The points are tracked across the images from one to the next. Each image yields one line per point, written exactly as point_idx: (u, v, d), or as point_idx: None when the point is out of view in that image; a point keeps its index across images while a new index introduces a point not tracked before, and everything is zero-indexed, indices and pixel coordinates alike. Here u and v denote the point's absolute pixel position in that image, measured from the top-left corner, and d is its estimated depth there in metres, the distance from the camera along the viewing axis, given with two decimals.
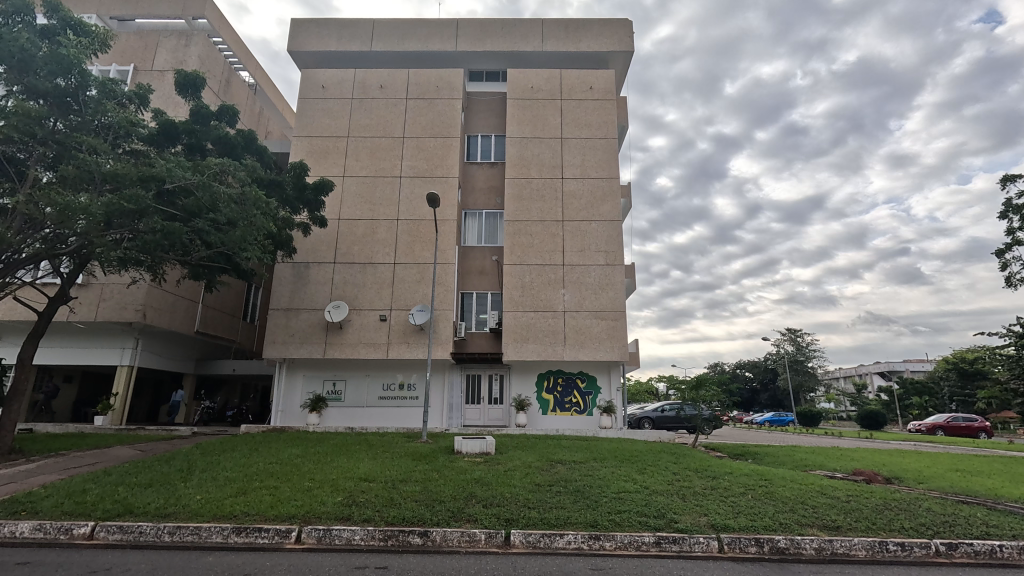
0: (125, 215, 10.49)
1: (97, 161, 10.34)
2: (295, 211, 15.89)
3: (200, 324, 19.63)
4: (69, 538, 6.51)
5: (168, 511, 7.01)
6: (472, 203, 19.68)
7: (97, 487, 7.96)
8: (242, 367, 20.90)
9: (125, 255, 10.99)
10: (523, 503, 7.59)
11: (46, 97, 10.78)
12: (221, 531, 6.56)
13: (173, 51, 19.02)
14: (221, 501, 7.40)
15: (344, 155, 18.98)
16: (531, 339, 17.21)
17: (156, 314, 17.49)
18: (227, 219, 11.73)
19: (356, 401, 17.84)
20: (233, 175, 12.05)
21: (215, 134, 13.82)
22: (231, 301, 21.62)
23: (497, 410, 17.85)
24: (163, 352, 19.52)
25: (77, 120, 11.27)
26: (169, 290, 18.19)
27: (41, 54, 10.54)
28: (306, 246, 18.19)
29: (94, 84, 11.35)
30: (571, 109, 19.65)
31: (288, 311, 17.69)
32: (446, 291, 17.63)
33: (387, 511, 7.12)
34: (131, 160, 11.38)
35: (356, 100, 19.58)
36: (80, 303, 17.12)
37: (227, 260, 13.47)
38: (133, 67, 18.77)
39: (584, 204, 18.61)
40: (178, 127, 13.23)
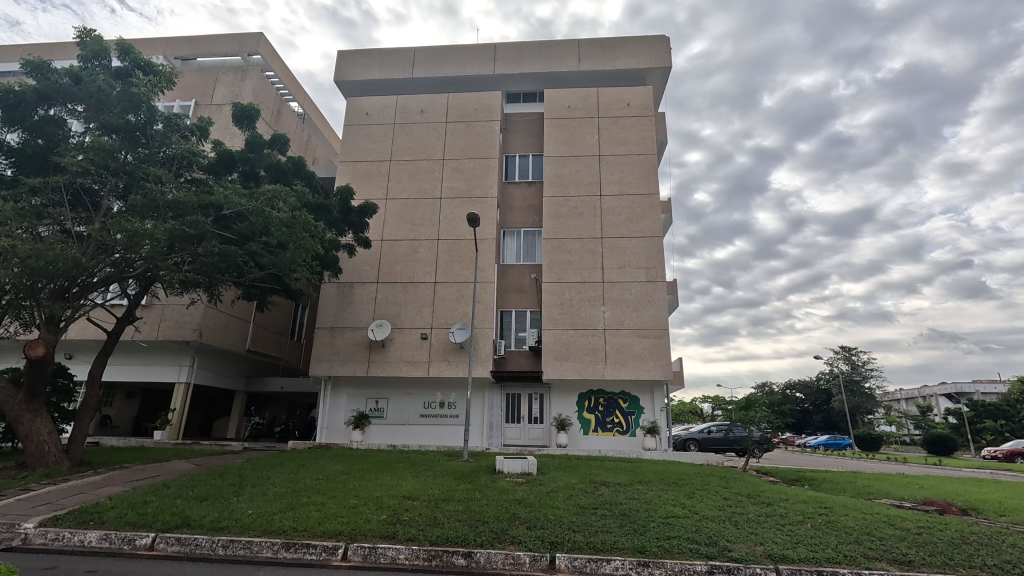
0: (186, 240, 11.13)
1: (162, 191, 11.03)
2: (339, 233, 16.40)
3: (251, 342, 20.46)
4: (132, 548, 6.81)
5: (222, 525, 7.24)
6: (510, 222, 19.86)
7: (156, 500, 8.30)
8: (289, 384, 21.47)
9: (186, 277, 11.62)
10: (568, 526, 7.42)
11: (119, 132, 11.67)
12: (271, 546, 6.71)
13: (230, 86, 20.30)
14: (271, 515, 7.58)
15: (386, 178, 19.58)
16: (570, 358, 17.09)
17: (211, 333, 18.33)
18: (278, 242, 12.30)
19: (398, 419, 18.06)
20: (284, 200, 12.61)
21: (268, 161, 14.49)
22: (278, 320, 22.52)
23: (537, 429, 17.64)
24: (218, 370, 20.39)
25: (144, 152, 12.08)
26: (224, 311, 19.07)
27: (115, 93, 11.48)
28: (350, 267, 18.80)
29: (160, 119, 12.15)
30: (608, 126, 19.64)
31: (333, 329, 18.24)
32: (486, 309, 17.77)
33: (431, 530, 7.12)
34: (191, 188, 12.06)
35: (398, 125, 20.27)
36: (144, 322, 18.17)
37: (278, 281, 14.00)
38: (194, 102, 20.15)
39: (623, 220, 18.42)
40: (234, 157, 13.99)
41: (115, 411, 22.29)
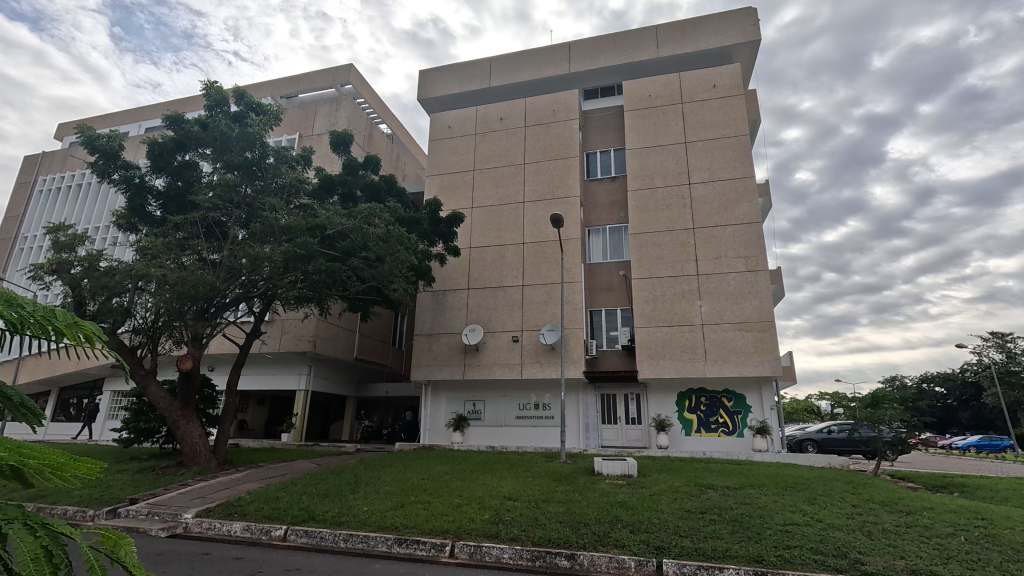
0: (298, 259, 12.28)
1: (276, 218, 12.28)
2: (430, 243, 17.17)
3: (358, 350, 22.10)
4: (269, 539, 7.63)
5: (341, 520, 7.87)
6: (594, 219, 19.59)
7: (286, 495, 9.22)
8: (394, 388, 22.82)
9: (300, 294, 12.79)
10: (673, 530, 7.13)
11: (240, 169, 13.24)
12: (385, 540, 7.15)
13: (327, 116, 22.11)
14: (384, 512, 8.10)
15: (471, 187, 20.19)
16: (666, 356, 16.48)
17: (324, 343, 20.04)
18: (376, 256, 13.15)
19: (495, 420, 18.50)
20: (379, 217, 13.47)
21: (364, 182, 15.56)
22: (380, 329, 24.09)
23: (635, 430, 17.17)
24: (331, 377, 22.21)
25: (260, 184, 13.55)
26: (333, 322, 20.76)
27: (235, 134, 13.01)
28: (442, 275, 19.61)
29: (272, 153, 13.56)
30: (693, 111, 18.69)
31: (430, 336, 19.13)
32: (575, 309, 17.66)
33: (533, 530, 7.19)
34: (300, 213, 13.30)
35: (479, 135, 20.83)
36: (269, 336, 20.32)
37: (378, 292, 14.94)
38: (299, 135, 22.19)
39: (716, 208, 17.41)
40: (334, 180, 15.20)
41: (250, 415, 25.13)
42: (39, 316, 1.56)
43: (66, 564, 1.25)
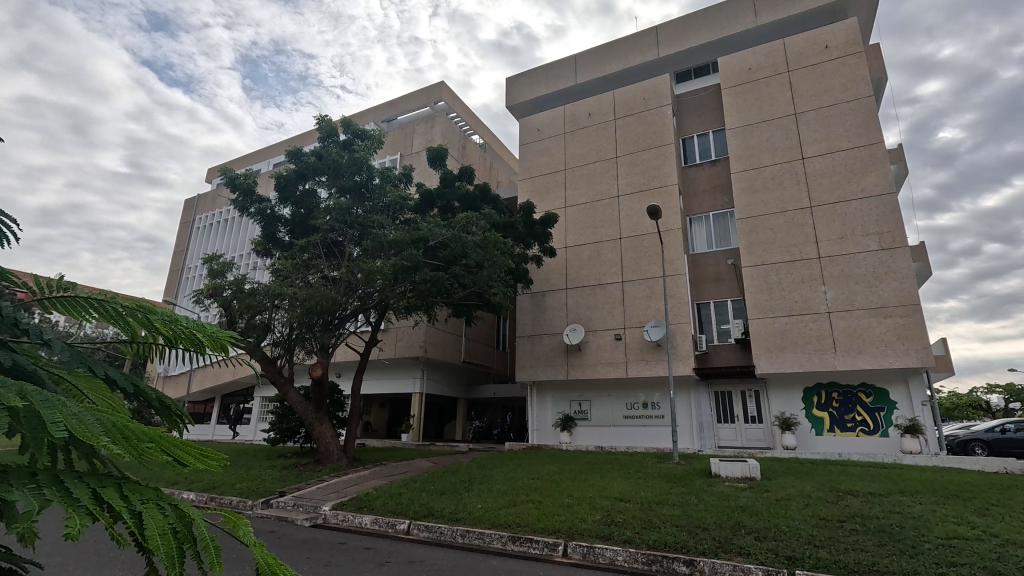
0: (406, 271, 13.13)
1: (384, 234, 13.25)
2: (527, 246, 17.41)
3: (465, 354, 23.08)
4: (395, 531, 8.21)
5: (458, 516, 8.24)
6: (696, 207, 18.57)
7: (408, 492, 9.86)
8: (501, 390, 23.45)
9: (409, 303, 13.63)
10: (807, 539, 6.49)
11: (351, 192, 14.48)
12: (500, 538, 7.35)
13: (424, 134, 23.41)
14: (497, 510, 8.35)
15: (563, 187, 20.16)
16: (787, 348, 15.12)
17: (433, 348, 21.18)
18: (476, 262, 13.63)
19: (603, 420, 18.22)
20: (476, 224, 13.96)
21: (460, 193, 16.22)
22: (485, 332, 24.93)
23: (756, 429, 15.94)
24: (442, 380, 23.40)
25: (369, 204, 14.70)
26: (441, 328, 21.86)
27: (345, 161, 14.29)
28: (540, 277, 19.80)
29: (377, 174, 14.67)
30: (803, 78, 16.98)
31: (532, 337, 19.38)
32: (680, 303, 16.85)
33: (648, 533, 6.96)
34: (405, 227, 14.22)
35: (569, 134, 20.75)
36: (385, 344, 21.90)
37: (480, 297, 15.45)
38: (400, 155, 23.76)
39: (837, 182, 15.63)
40: (434, 194, 16.04)
41: (374, 417, 27.30)
42: (178, 331, 1.79)
43: (189, 539, 1.35)
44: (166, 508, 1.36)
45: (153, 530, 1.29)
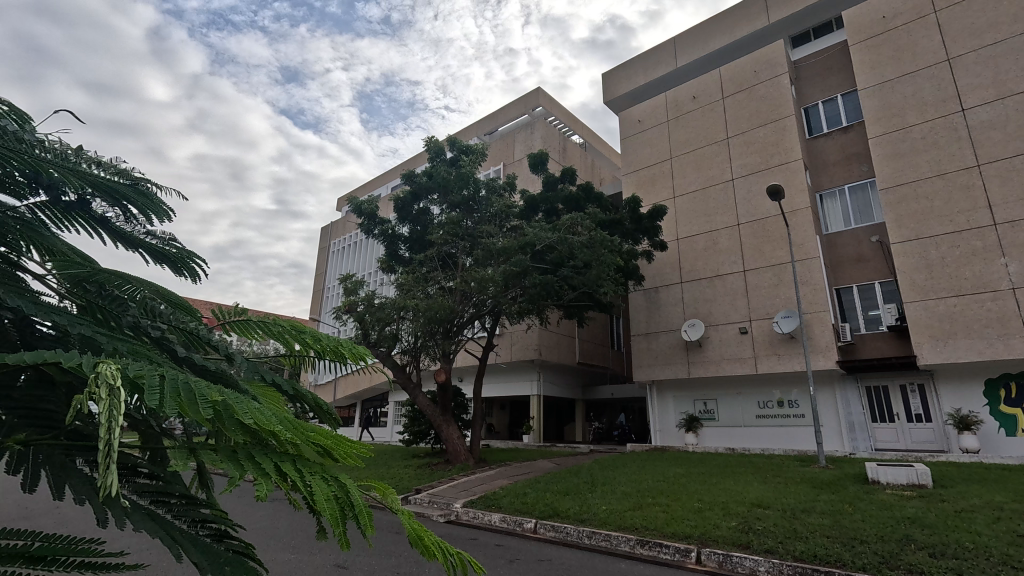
0: (516, 276, 13.49)
1: (493, 242, 13.76)
2: (636, 242, 16.93)
3: (579, 355, 23.03)
4: (522, 530, 8.45)
5: (583, 517, 8.24)
6: (826, 182, 16.65)
7: (533, 492, 10.07)
8: (619, 390, 22.97)
9: (521, 307, 13.94)
10: (1000, 559, 5.47)
11: (460, 205, 15.25)
12: (627, 541, 7.21)
13: (524, 141, 23.86)
14: (622, 513, 8.20)
15: (671, 176, 19.25)
16: (958, 335, 12.90)
17: (548, 351, 21.41)
18: (584, 263, 13.56)
19: (732, 420, 17.01)
20: (582, 224, 13.92)
21: (563, 195, 16.25)
22: (598, 333, 24.65)
23: (924, 430, 13.78)
24: (559, 382, 23.56)
25: (477, 215, 15.36)
26: (554, 330, 22.03)
27: (453, 177, 15.10)
28: (652, 273, 19.11)
29: (482, 186, 15.28)
30: (955, 16, 14.45)
31: (648, 335, 18.73)
32: (815, 290, 15.20)
33: (792, 544, 6.36)
34: (512, 234, 14.63)
35: (672, 121, 19.82)
36: (501, 348, 22.56)
37: (591, 297, 15.31)
38: (503, 164, 24.48)
39: (1013, 132, 13.04)
40: (538, 199, 16.27)
41: (496, 419, 28.29)
42: (325, 342, 2.05)
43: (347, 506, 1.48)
44: (331, 481, 1.51)
45: (321, 495, 1.44)
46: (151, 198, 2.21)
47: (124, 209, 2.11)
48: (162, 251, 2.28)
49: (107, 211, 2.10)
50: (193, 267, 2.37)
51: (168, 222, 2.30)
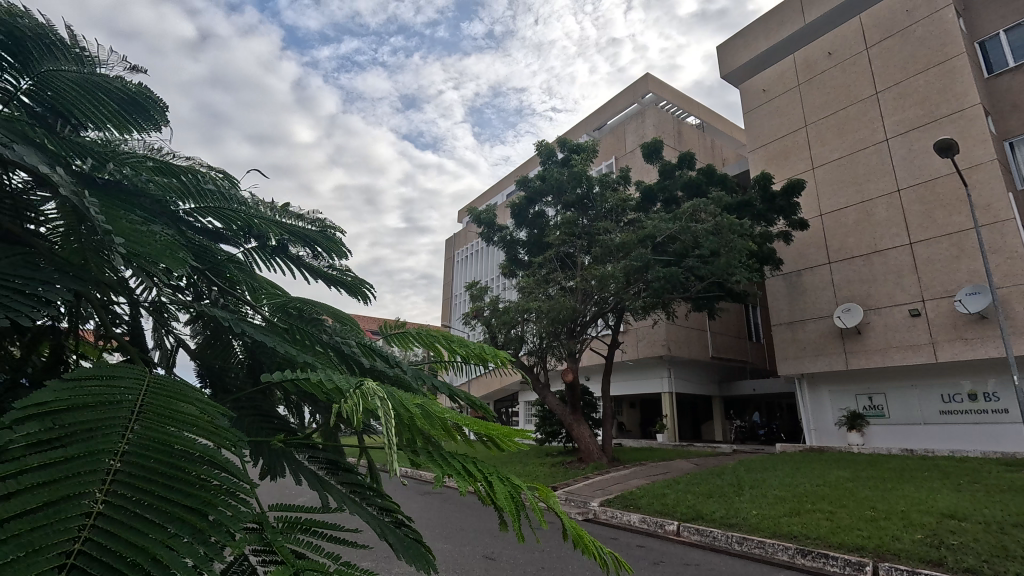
0: (637, 271, 13.12)
1: (611, 238, 13.56)
2: (770, 223, 15.44)
3: (713, 349, 21.66)
4: (664, 532, 8.15)
5: (731, 521, 7.72)
6: (1017, 127, 13.71)
7: (672, 492, 9.68)
8: (761, 385, 21.13)
9: (646, 303, 13.48)
10: None
11: (575, 204, 15.24)
12: (786, 549, 6.58)
13: (636, 131, 23.12)
14: (777, 519, 7.53)
15: (808, 145, 17.21)
16: None
17: (677, 346, 20.41)
18: (711, 251, 12.76)
19: (907, 417, 14.70)
20: (705, 210, 13.16)
21: (682, 181, 15.42)
22: (732, 325, 22.96)
23: None
24: (692, 378, 22.38)
25: (593, 213, 15.21)
26: (682, 324, 20.94)
27: (566, 177, 15.15)
28: (793, 255, 17.26)
29: (596, 183, 15.12)
30: None
31: (792, 324, 16.97)
32: (1011, 259, 12.58)
33: (1004, 564, 5.32)
34: (631, 229, 14.28)
35: (804, 84, 17.78)
36: (627, 345, 21.97)
37: (721, 287, 14.31)
38: (615, 158, 23.99)
39: None
40: (654, 189, 15.65)
41: (626, 418, 27.71)
42: (467, 349, 2.13)
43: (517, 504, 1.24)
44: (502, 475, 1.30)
45: (502, 493, 1.23)
46: (334, 239, 2.36)
47: (312, 249, 2.29)
48: (338, 278, 2.43)
49: (300, 251, 2.31)
50: (366, 288, 2.58)
51: (346, 257, 2.42)
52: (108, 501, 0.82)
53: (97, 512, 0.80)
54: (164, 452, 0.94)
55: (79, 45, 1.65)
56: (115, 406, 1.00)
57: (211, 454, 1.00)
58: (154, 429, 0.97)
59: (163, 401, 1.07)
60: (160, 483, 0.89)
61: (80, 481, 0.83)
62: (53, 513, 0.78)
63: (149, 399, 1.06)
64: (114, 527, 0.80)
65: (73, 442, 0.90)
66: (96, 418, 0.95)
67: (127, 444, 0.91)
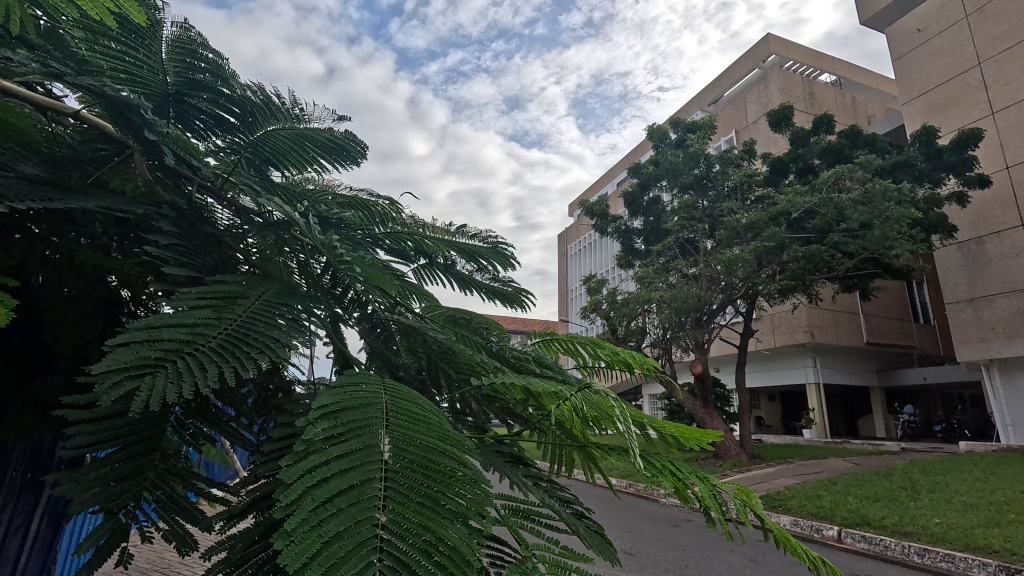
0: (771, 252, 12.03)
1: (737, 219, 12.65)
2: (937, 184, 13.17)
3: (868, 334, 19.11)
4: (822, 537, 7.40)
5: (907, 530, 6.77)
6: None
7: (828, 495, 8.74)
8: (934, 374, 18.16)
9: (783, 286, 12.31)
10: None
11: (693, 186, 14.39)
12: (984, 567, 5.57)
13: (758, 99, 21.17)
14: (968, 529, 6.45)
15: (985, 86, 14.34)
16: None
17: (823, 332, 18.29)
18: (860, 223, 11.32)
19: None
20: (850, 178, 11.75)
21: (819, 148, 13.78)
22: (892, 305, 20.05)
23: None
24: (842, 368, 20.00)
25: (714, 193, 14.22)
26: (828, 308, 18.70)
27: (682, 159, 14.38)
28: (971, 219, 14.54)
29: (716, 161, 14.15)
30: None
31: (974, 301, 14.34)
32: None
33: None
34: (760, 207, 13.18)
35: (973, 14, 14.90)
36: (762, 332, 20.00)
37: (877, 263, 12.55)
38: (735, 132, 22.24)
39: None
40: (785, 160, 14.20)
41: (765, 412, 25.59)
42: (616, 355, 1.70)
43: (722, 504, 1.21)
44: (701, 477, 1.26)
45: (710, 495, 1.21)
46: (505, 255, 2.07)
47: (480, 266, 2.06)
48: (500, 291, 2.12)
49: (467, 267, 2.08)
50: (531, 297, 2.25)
51: (514, 271, 2.14)
52: (396, 506, 0.71)
53: (387, 515, 0.69)
54: (425, 451, 0.81)
55: (296, 107, 1.65)
56: (367, 406, 0.90)
57: (457, 453, 0.85)
58: (406, 429, 0.85)
59: (404, 405, 0.95)
60: (432, 485, 0.76)
61: (363, 484, 0.73)
62: (355, 515, 0.69)
63: (392, 403, 0.95)
64: (405, 534, 0.68)
65: (344, 441, 0.81)
66: (355, 417, 0.85)
67: (390, 443, 0.80)
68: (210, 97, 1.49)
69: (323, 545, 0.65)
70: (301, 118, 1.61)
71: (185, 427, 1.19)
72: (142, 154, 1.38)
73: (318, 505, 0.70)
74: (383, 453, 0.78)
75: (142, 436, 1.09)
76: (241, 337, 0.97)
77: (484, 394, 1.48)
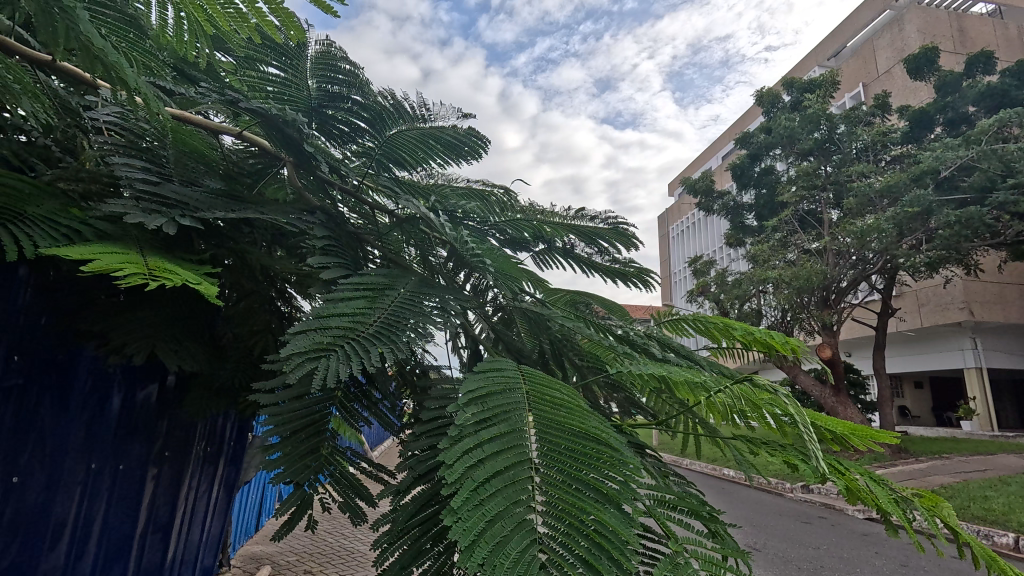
0: (914, 219, 10.51)
1: (869, 184, 11.26)
2: None
3: None
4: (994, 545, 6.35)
5: None
6: None
7: (1000, 497, 7.49)
8: None
9: (931, 257, 10.72)
10: None
11: (813, 151, 12.98)
12: None
13: (890, 44, 18.48)
14: None
15: None
16: None
17: (985, 308, 15.62)
18: None
19: None
20: (1020, 123, 10.03)
21: (974, 92, 11.73)
22: None
23: None
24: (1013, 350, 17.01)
25: (839, 157, 12.69)
26: (991, 280, 15.93)
27: (799, 123, 13.03)
28: None
29: (841, 121, 12.64)
30: None
31: None
32: None
33: None
34: (899, 167, 11.72)
35: None
36: (904, 311, 17.70)
37: None
38: (862, 86, 19.70)
39: None
40: (929, 110, 12.24)
41: (910, 401, 22.59)
42: (753, 335, 1.58)
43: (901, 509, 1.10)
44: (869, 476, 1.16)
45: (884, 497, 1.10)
46: (627, 235, 2.02)
47: (599, 248, 2.03)
48: (619, 272, 2.08)
49: (587, 250, 2.07)
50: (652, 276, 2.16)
51: (636, 250, 2.07)
52: (547, 489, 0.74)
53: (539, 498, 0.72)
54: (571, 436, 0.82)
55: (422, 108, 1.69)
56: (509, 390, 0.94)
57: (600, 437, 0.86)
58: (544, 413, 0.88)
59: (539, 388, 0.98)
60: (580, 469, 0.78)
61: (516, 466, 0.77)
62: (510, 496, 0.73)
63: (529, 386, 0.98)
64: (560, 516, 0.71)
65: (493, 425, 0.85)
66: (496, 402, 0.90)
67: (536, 428, 0.83)
68: (346, 106, 1.62)
69: (487, 522, 0.69)
70: (425, 117, 1.66)
71: (349, 407, 1.28)
72: (294, 165, 1.60)
73: (476, 485, 0.74)
74: (528, 438, 0.81)
75: (312, 416, 1.19)
76: (389, 331, 1.05)
77: (609, 381, 1.48)
